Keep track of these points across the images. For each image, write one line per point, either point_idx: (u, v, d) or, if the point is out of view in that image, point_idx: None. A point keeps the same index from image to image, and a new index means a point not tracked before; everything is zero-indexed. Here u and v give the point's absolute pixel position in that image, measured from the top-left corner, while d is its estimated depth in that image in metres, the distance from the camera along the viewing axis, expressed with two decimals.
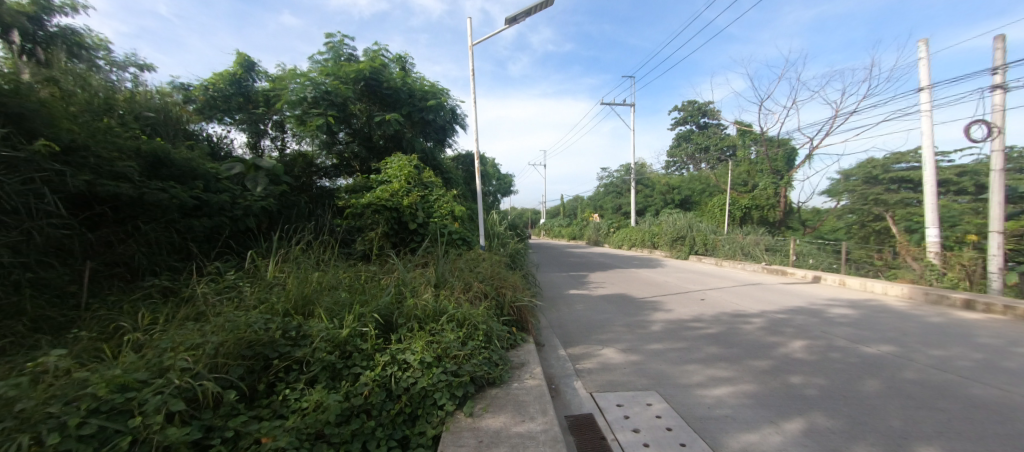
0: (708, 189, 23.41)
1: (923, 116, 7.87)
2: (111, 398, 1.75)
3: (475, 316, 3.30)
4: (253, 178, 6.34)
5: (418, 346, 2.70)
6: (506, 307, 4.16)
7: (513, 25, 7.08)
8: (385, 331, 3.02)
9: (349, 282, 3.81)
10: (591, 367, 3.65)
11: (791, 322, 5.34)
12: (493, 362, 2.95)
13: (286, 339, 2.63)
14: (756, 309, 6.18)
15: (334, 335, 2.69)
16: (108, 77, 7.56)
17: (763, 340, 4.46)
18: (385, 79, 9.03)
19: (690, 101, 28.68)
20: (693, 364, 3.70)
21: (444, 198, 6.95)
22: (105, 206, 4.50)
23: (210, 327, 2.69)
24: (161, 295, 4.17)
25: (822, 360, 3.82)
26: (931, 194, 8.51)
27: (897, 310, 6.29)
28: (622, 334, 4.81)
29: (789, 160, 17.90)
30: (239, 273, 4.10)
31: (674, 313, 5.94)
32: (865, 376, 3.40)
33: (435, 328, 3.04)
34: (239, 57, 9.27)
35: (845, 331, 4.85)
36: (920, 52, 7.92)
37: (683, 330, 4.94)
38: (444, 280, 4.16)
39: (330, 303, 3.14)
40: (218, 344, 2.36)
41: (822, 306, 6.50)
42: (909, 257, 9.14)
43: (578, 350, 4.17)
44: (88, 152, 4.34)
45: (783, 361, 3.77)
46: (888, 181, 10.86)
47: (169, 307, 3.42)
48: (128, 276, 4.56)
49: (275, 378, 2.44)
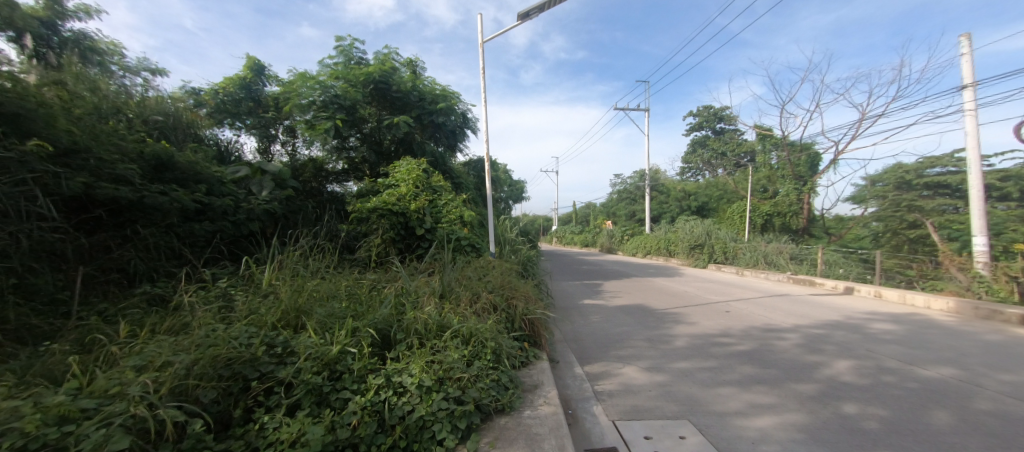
0: (726, 195, 22.73)
1: (966, 116, 7.33)
2: (44, 433, 1.46)
3: (483, 332, 2.95)
4: (259, 182, 6.19)
5: (416, 367, 2.35)
6: (517, 320, 3.82)
7: (524, 22, 6.80)
8: (383, 349, 2.71)
9: (348, 291, 3.52)
10: (612, 389, 3.27)
11: (829, 339, 4.86)
12: (502, 385, 2.60)
13: (270, 356, 2.36)
14: (789, 323, 5.70)
15: (325, 352, 2.38)
16: (120, 82, 7.49)
17: (802, 360, 4.02)
18: (395, 82, 8.90)
19: (705, 106, 28.19)
20: (728, 387, 3.29)
21: (453, 203, 6.66)
22: (100, 209, 4.31)
23: (186, 342, 2.42)
24: (152, 303, 3.92)
25: (876, 385, 3.36)
26: (978, 199, 7.90)
27: (946, 326, 5.74)
28: (643, 350, 4.41)
29: (812, 165, 17.19)
30: (234, 280, 3.85)
31: (698, 327, 5.49)
32: (931, 406, 2.95)
33: (438, 346, 2.70)
34: (249, 61, 9.17)
35: (895, 351, 4.36)
36: (962, 47, 7.38)
37: (710, 346, 4.52)
38: (449, 289, 3.83)
39: (323, 315, 2.85)
40: (190, 363, 2.09)
41: (861, 321, 5.98)
42: (955, 267, 8.39)
43: (595, 369, 3.79)
44: (89, 154, 4.21)
45: (829, 386, 3.34)
46: (922, 186, 10.23)
47: (155, 318, 3.16)
48: (125, 283, 4.38)
49: (254, 403, 2.16)
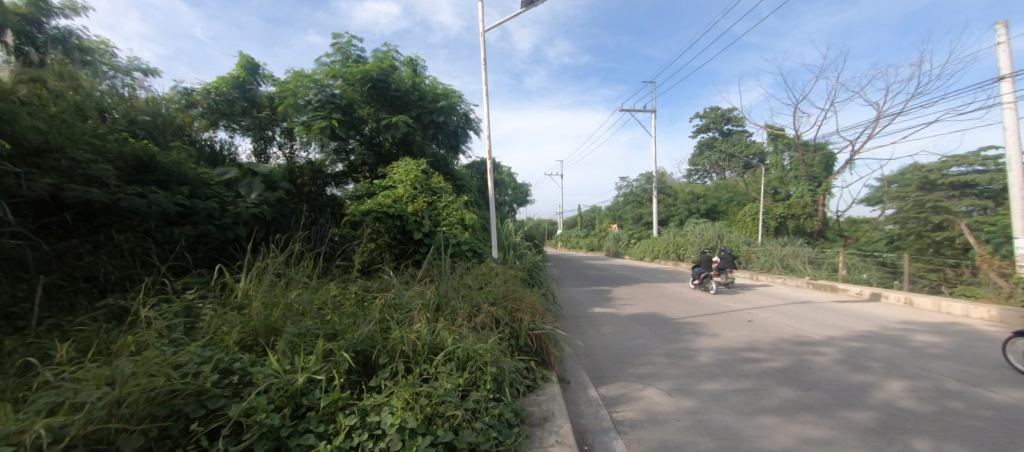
0: (736, 198, 22.16)
1: (1006, 108, 6.81)
2: None
3: (483, 353, 2.51)
4: (248, 184, 5.80)
5: (398, 403, 1.91)
6: (522, 336, 3.34)
7: (529, 9, 6.39)
8: (362, 375, 2.28)
9: (330, 305, 3.10)
10: (634, 418, 2.80)
11: (871, 354, 4.36)
12: (506, 421, 2.14)
13: (223, 387, 1.97)
14: (821, 334, 5.21)
15: (288, 382, 1.96)
16: (108, 83, 7.07)
17: (847, 380, 3.53)
18: (393, 80, 8.54)
19: (712, 107, 27.63)
20: (770, 416, 2.82)
21: (453, 205, 6.25)
22: (67, 212, 3.89)
23: (125, 366, 2.01)
24: (116, 316, 3.52)
25: (943, 414, 2.87)
26: (1020, 198, 7.36)
27: (994, 337, 5.22)
28: (665, 367, 3.94)
29: (827, 166, 16.57)
30: (206, 291, 3.44)
31: (721, 339, 5.01)
32: (1019, 442, 2.46)
33: (428, 372, 2.26)
34: (242, 60, 8.81)
35: (950, 369, 3.87)
36: (1000, 36, 6.88)
37: (738, 363, 4.04)
38: (446, 301, 3.37)
39: (294, 333, 2.43)
40: (118, 399, 1.68)
41: (900, 332, 5.47)
42: (995, 272, 7.76)
43: (612, 391, 3.33)
44: (61, 153, 3.78)
45: (888, 414, 2.86)
46: (947, 186, 9.65)
47: (109, 336, 2.75)
48: (96, 293, 3.99)
49: (196, 449, 1.77)
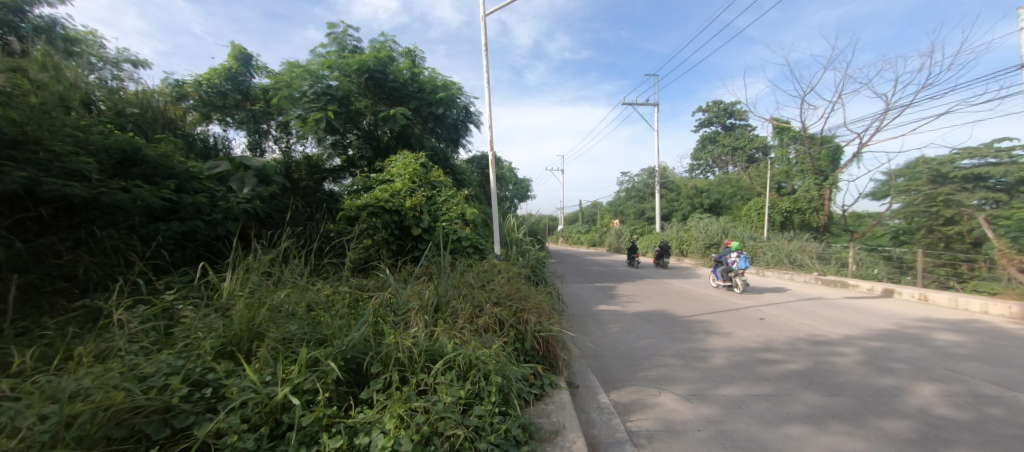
0: (739, 192, 21.88)
1: None
2: None
3: (486, 360, 2.28)
4: (240, 178, 5.55)
5: (391, 421, 1.68)
6: (527, 339, 3.10)
7: None
8: (353, 386, 2.06)
9: (320, 306, 2.87)
10: (650, 428, 2.58)
11: (893, 354, 4.13)
12: (513, 438, 1.90)
13: (195, 402, 1.75)
14: (837, 333, 4.99)
15: (267, 396, 1.74)
16: (96, 74, 6.77)
17: (873, 384, 3.31)
18: (391, 71, 8.19)
19: (714, 101, 27.27)
20: (798, 425, 2.59)
21: (453, 200, 6.00)
22: (44, 207, 3.62)
23: (81, 378, 1.78)
24: (91, 319, 3.27)
25: (985, 422, 2.64)
26: None
27: (1018, 335, 5.00)
28: (678, 369, 3.72)
29: (834, 159, 16.26)
30: (188, 292, 3.21)
31: (734, 338, 4.81)
32: None
33: (424, 383, 2.04)
34: (234, 50, 8.51)
35: (981, 371, 3.64)
36: None
37: (755, 364, 3.82)
38: (446, 301, 3.14)
39: (279, 339, 2.20)
40: (67, 420, 1.46)
41: (919, 330, 5.24)
42: None
43: (624, 397, 3.10)
44: (39, 145, 3.52)
45: (925, 424, 2.62)
46: (959, 179, 9.30)
47: (78, 342, 2.52)
48: (76, 293, 3.73)
49: None
